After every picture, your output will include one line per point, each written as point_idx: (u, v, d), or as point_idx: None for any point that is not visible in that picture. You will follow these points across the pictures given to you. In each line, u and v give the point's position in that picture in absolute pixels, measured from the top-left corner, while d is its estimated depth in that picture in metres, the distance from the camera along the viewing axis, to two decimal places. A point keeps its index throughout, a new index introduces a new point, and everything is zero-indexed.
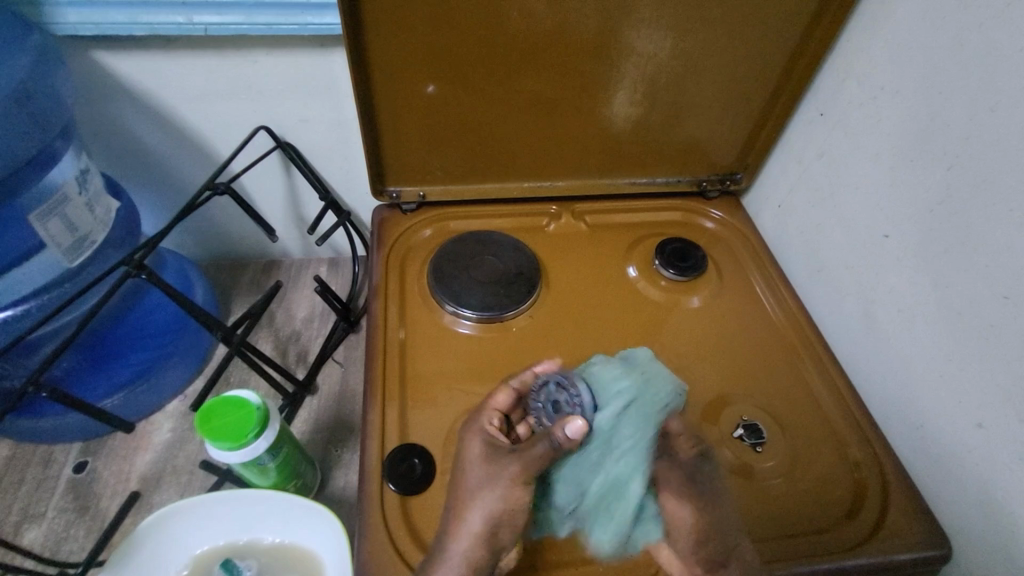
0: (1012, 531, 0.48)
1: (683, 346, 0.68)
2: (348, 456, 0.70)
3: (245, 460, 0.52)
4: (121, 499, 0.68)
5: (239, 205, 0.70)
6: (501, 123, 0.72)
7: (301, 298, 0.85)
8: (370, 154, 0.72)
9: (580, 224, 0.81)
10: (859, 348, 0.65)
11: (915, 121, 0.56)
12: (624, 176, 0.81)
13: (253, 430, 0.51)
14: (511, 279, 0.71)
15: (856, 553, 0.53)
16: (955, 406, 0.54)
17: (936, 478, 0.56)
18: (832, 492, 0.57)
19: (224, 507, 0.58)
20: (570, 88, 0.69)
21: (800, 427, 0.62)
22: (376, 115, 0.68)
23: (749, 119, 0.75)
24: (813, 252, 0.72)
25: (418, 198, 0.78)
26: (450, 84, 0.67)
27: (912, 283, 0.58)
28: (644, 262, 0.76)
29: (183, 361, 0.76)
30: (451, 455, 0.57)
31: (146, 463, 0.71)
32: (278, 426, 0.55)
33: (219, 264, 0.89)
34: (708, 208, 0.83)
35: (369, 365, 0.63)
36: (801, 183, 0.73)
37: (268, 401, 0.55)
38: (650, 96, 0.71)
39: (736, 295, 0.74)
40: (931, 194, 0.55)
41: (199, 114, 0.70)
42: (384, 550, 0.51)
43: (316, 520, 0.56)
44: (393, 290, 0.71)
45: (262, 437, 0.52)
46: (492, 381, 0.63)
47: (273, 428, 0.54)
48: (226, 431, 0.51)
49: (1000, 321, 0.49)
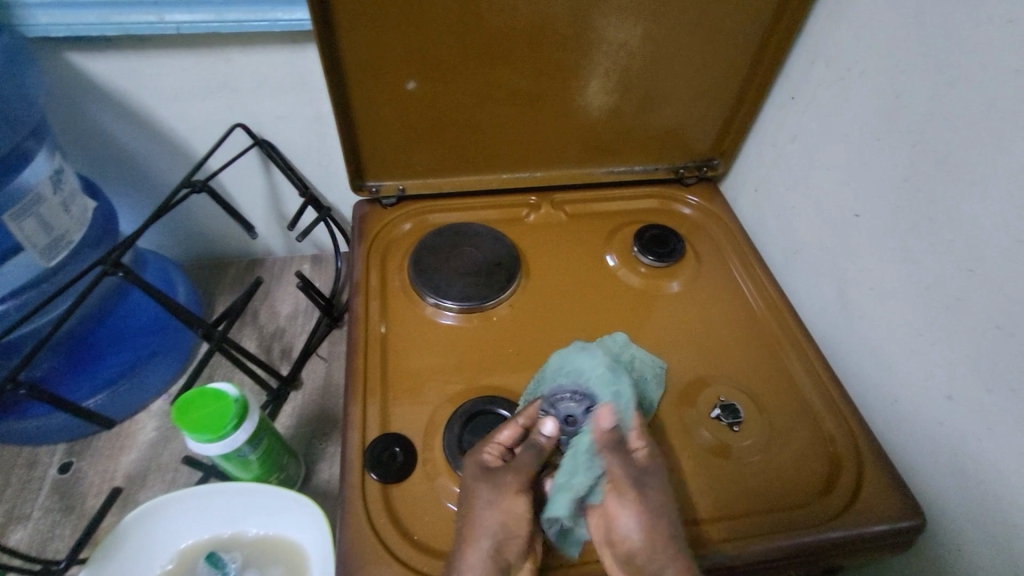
0: (983, 498, 0.49)
1: (662, 330, 0.69)
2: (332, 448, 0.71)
3: (224, 453, 0.52)
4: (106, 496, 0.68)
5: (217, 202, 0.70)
6: (479, 115, 0.72)
7: (284, 296, 0.86)
8: (348, 149, 0.72)
9: (560, 214, 0.81)
10: (835, 327, 0.66)
11: (881, 101, 0.57)
12: (602, 165, 0.82)
13: (231, 423, 0.50)
14: (490, 270, 0.72)
15: (832, 526, 0.54)
16: (926, 380, 0.55)
17: (911, 451, 0.57)
18: (809, 467, 0.58)
19: (209, 500, 0.58)
20: (545, 78, 0.70)
21: (777, 405, 0.63)
22: (353, 110, 0.69)
23: (723, 105, 0.76)
24: (789, 235, 0.73)
25: (397, 192, 0.79)
26: (431, 77, 0.67)
27: (882, 261, 0.59)
28: (623, 250, 0.76)
29: (166, 359, 0.77)
30: (432, 442, 0.57)
31: (133, 461, 0.71)
32: (257, 417, 0.55)
33: (202, 264, 0.90)
34: (685, 194, 0.84)
35: (351, 357, 0.64)
36: (776, 167, 0.74)
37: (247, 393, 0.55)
38: (625, 85, 0.72)
39: (713, 279, 0.75)
40: (897, 171, 0.56)
41: (174, 114, 0.71)
42: (366, 536, 0.51)
43: (297, 511, 0.57)
44: (375, 284, 0.72)
45: (240, 430, 0.52)
46: (473, 370, 0.64)
47: (251, 420, 0.53)
48: (203, 423, 0.50)
49: (967, 293, 0.50)
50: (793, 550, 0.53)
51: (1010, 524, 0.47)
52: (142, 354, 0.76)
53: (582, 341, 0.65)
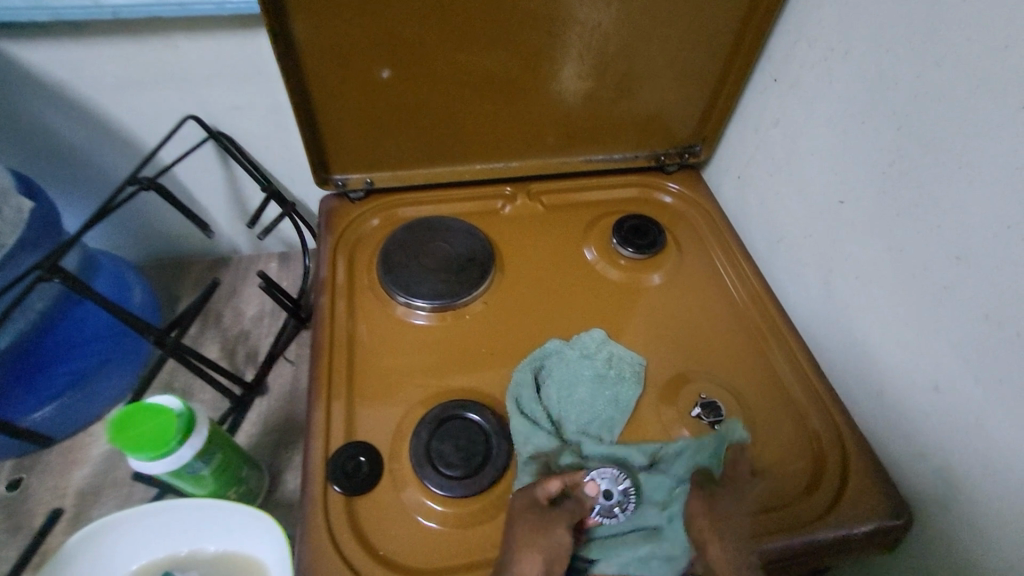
0: (971, 495, 0.47)
1: (642, 325, 0.66)
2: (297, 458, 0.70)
3: (170, 470, 0.49)
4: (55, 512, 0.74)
5: (167, 199, 0.66)
6: (449, 103, 0.69)
7: (249, 295, 0.84)
8: (309, 140, 0.68)
9: (537, 205, 0.78)
10: (820, 319, 0.64)
11: (866, 81, 0.54)
12: (579, 153, 0.79)
13: (175, 438, 0.47)
14: (463, 266, 0.69)
15: (816, 528, 0.52)
16: (912, 373, 0.52)
17: (897, 446, 0.55)
18: (791, 465, 0.56)
19: (152, 518, 0.55)
20: (516, 64, 0.66)
21: (760, 402, 0.60)
22: (313, 99, 0.65)
23: (704, 88, 0.73)
24: (772, 223, 0.70)
25: (365, 185, 0.75)
26: (406, 65, 0.64)
27: (867, 249, 0.56)
28: (602, 242, 0.73)
29: (120, 367, 0.82)
30: (400, 449, 0.55)
31: (79, 479, 0.77)
32: (207, 431, 0.51)
33: (162, 265, 0.87)
34: (666, 182, 0.81)
35: (315, 362, 0.61)
36: (759, 152, 0.71)
37: (194, 405, 0.51)
38: (601, 68, 0.68)
39: (695, 271, 0.72)
40: (882, 156, 0.53)
41: (119, 105, 0.67)
42: (326, 552, 0.48)
43: (248, 521, 0.53)
44: (342, 283, 0.68)
45: (187, 445, 0.48)
46: (445, 371, 0.61)
47: (199, 434, 0.50)
48: (145, 441, 0.47)
49: (955, 281, 0.48)
50: (775, 553, 0.51)
51: (997, 522, 0.45)
52: (95, 363, 0.79)
53: (558, 340, 0.63)
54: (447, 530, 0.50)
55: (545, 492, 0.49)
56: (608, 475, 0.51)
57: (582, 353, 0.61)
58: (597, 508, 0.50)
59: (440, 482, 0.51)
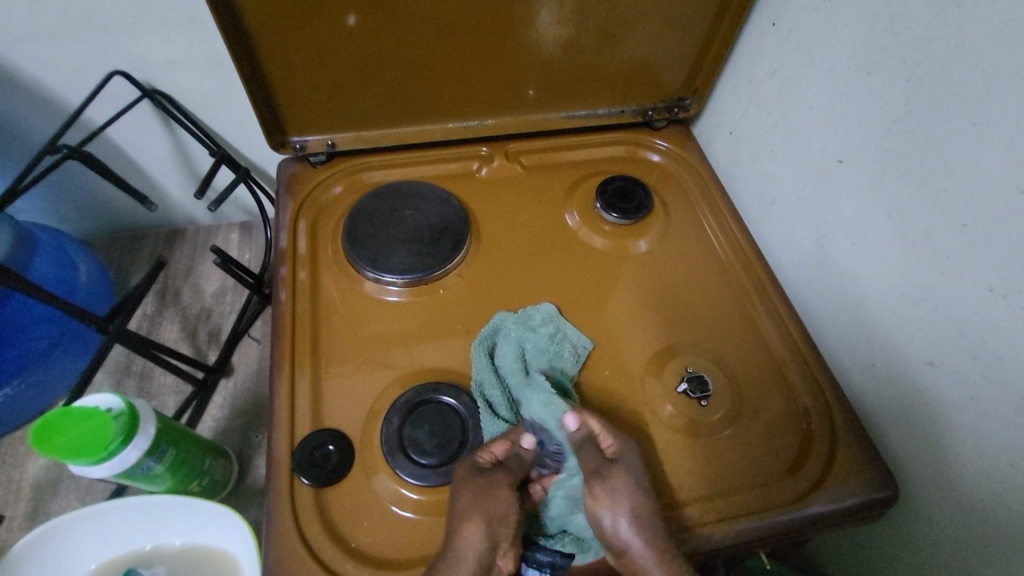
0: (962, 470, 0.46)
1: (628, 296, 0.63)
2: (260, 439, 0.81)
3: (115, 473, 0.51)
4: (19, 503, 0.78)
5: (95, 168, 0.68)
6: (414, 53, 0.61)
7: (208, 273, 0.93)
8: (257, 99, 0.61)
9: (515, 166, 0.72)
10: (812, 287, 0.61)
11: (875, 25, 0.48)
12: (559, 110, 0.72)
13: (116, 440, 0.49)
14: (435, 236, 0.64)
15: (809, 503, 0.51)
16: (909, 345, 0.50)
17: (888, 419, 0.53)
18: (779, 440, 0.55)
19: (115, 517, 0.58)
20: (487, 7, 0.58)
21: (747, 373, 0.58)
22: (258, 53, 0.58)
23: (697, 34, 0.66)
24: (763, 184, 0.66)
25: (326, 148, 0.69)
26: (372, 10, 0.56)
27: (866, 214, 0.53)
28: (585, 207, 0.68)
29: (68, 354, 0.84)
30: (371, 434, 0.52)
31: (39, 469, 0.81)
32: (154, 429, 0.54)
33: (115, 239, 0.96)
34: (653, 139, 0.76)
35: (277, 343, 0.57)
36: (754, 105, 0.65)
37: (139, 405, 0.54)
38: (583, 11, 0.61)
39: (682, 235, 0.68)
40: (889, 111, 0.48)
41: (32, 60, 0.67)
42: (291, 544, 0.47)
43: (204, 513, 0.56)
44: (304, 257, 0.64)
45: (131, 446, 0.51)
46: (418, 351, 0.58)
47: (143, 435, 0.52)
48: (82, 446, 0.48)
49: (959, 251, 0.44)
50: (761, 529, 0.50)
51: (989, 498, 0.44)
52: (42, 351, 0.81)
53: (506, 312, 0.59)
54: (425, 519, 0.49)
55: (490, 455, 0.48)
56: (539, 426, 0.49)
57: (534, 326, 0.58)
58: (535, 458, 0.49)
59: (413, 471, 0.49)
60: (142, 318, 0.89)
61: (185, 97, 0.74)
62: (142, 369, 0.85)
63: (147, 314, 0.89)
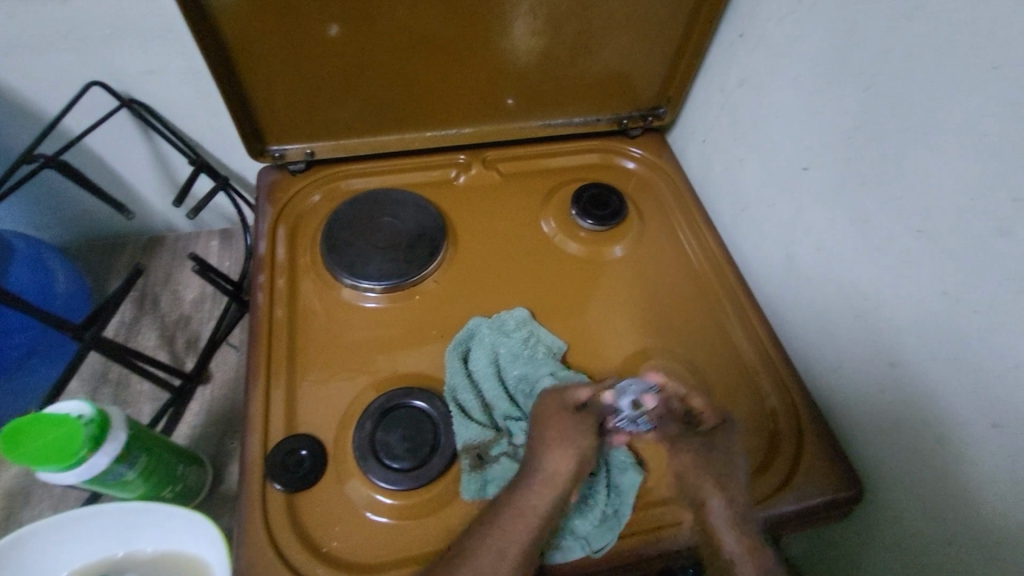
0: (923, 468, 0.47)
1: (601, 301, 0.64)
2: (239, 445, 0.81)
3: (85, 479, 0.51)
4: None
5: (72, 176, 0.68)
6: (392, 63, 0.62)
7: (189, 281, 0.93)
8: (236, 108, 0.62)
9: (492, 173, 0.74)
10: (780, 291, 0.62)
11: (835, 38, 0.50)
12: (537, 118, 0.74)
13: (86, 446, 0.49)
14: (412, 242, 0.65)
15: (776, 502, 0.52)
16: (869, 347, 0.51)
17: (853, 419, 0.54)
18: (747, 441, 0.56)
19: (87, 525, 0.58)
20: (463, 18, 0.60)
21: (716, 376, 0.59)
22: (236, 63, 0.58)
23: (669, 45, 0.68)
24: (734, 191, 0.67)
25: (305, 156, 0.70)
26: (351, 22, 0.57)
27: (829, 219, 0.54)
28: (561, 213, 0.69)
29: (44, 362, 0.83)
30: (344, 439, 0.53)
31: (13, 477, 0.81)
32: (125, 435, 0.54)
33: (94, 246, 0.96)
34: (628, 147, 0.77)
35: (252, 349, 0.57)
36: (725, 114, 0.67)
37: (110, 411, 0.54)
38: (558, 22, 0.62)
39: (655, 240, 0.69)
40: (849, 119, 0.50)
41: (10, 70, 0.67)
42: (260, 548, 0.47)
43: (176, 519, 0.56)
44: (282, 263, 0.64)
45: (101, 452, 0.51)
46: (392, 356, 0.58)
47: (114, 441, 0.52)
48: (50, 453, 0.48)
49: (916, 255, 0.46)
50: None
51: (945, 494, 0.46)
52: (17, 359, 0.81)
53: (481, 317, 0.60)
54: (396, 523, 0.49)
55: (576, 398, 0.51)
56: (633, 388, 0.52)
57: (507, 331, 0.59)
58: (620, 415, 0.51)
59: (385, 475, 0.50)
60: (121, 325, 0.89)
61: (164, 106, 0.75)
62: (119, 377, 0.85)
63: (126, 322, 0.89)
